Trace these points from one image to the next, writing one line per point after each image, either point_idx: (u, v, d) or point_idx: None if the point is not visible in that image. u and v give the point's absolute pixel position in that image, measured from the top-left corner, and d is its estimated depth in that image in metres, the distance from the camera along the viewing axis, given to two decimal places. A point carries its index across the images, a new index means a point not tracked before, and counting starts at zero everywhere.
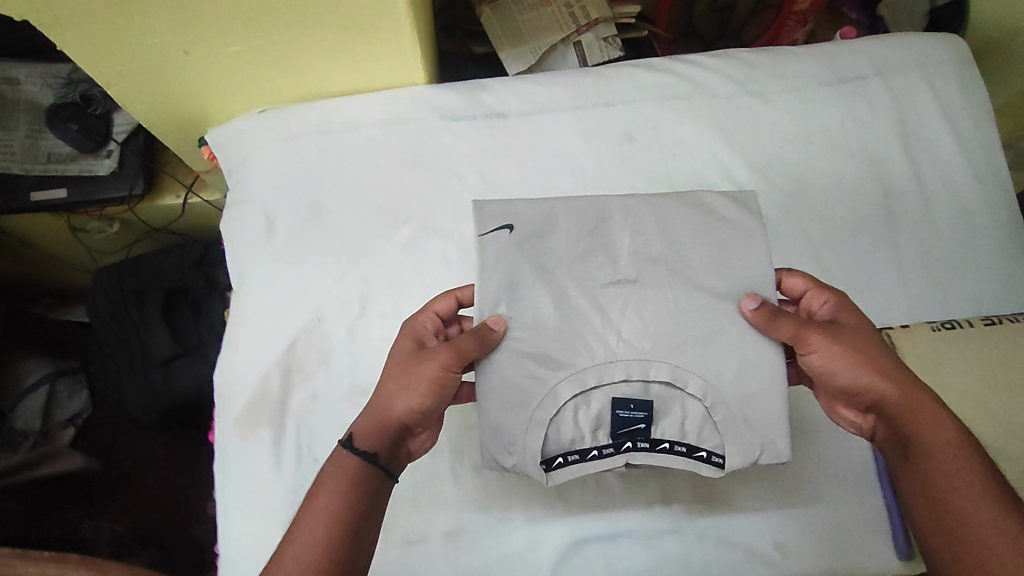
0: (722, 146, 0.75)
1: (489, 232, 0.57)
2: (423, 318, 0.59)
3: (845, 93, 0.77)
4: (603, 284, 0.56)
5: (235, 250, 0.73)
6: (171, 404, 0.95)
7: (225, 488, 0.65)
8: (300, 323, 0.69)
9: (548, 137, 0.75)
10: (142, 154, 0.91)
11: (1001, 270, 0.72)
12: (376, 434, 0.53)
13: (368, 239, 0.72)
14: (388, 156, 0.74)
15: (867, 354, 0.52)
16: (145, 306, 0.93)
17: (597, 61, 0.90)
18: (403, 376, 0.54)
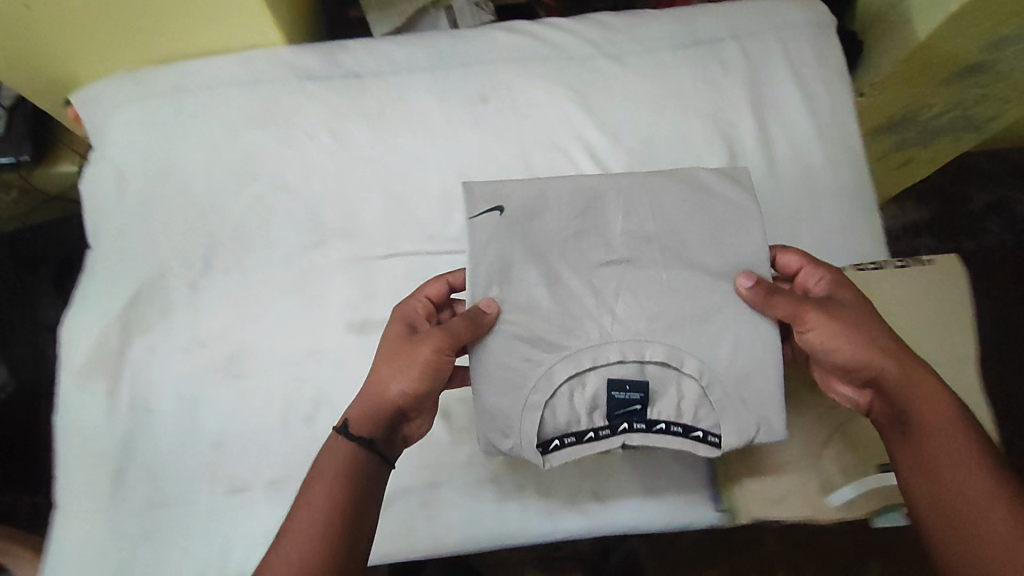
0: (577, 107, 0.94)
1: (479, 214, 0.71)
2: (410, 305, 0.74)
3: (596, 69, 0.96)
4: (598, 264, 0.71)
5: (102, 212, 0.92)
6: (37, 373, 1.18)
7: (62, 417, 0.84)
8: (145, 273, 0.88)
9: (405, 100, 0.94)
10: (29, 123, 1.11)
11: (838, 212, 0.91)
12: (373, 413, 0.68)
13: (218, 194, 0.91)
14: (238, 117, 0.92)
15: (872, 336, 0.67)
16: (36, 275, 1.18)
17: (469, 24, 1.14)
18: (392, 363, 0.69)
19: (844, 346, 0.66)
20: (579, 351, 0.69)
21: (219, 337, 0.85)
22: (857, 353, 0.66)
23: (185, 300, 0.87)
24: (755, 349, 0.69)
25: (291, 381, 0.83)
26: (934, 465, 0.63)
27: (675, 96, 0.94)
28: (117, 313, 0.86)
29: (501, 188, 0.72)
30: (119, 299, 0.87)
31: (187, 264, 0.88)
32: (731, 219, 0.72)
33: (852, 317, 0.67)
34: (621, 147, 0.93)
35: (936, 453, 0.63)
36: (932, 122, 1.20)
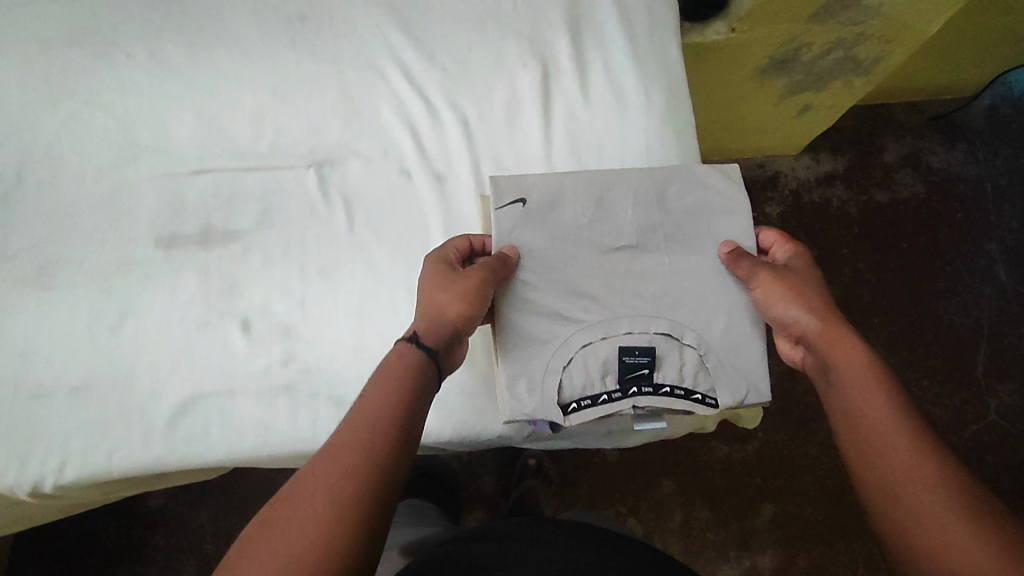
0: (466, 31, 0.77)
1: (503, 206, 0.61)
2: (444, 248, 0.60)
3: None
4: (608, 249, 0.61)
5: None
6: None
7: None
8: None
9: (221, 19, 0.78)
10: None
11: (670, 135, 0.74)
12: (437, 332, 0.54)
13: (31, 111, 0.74)
14: (57, 33, 0.76)
15: (811, 291, 0.56)
16: None
17: None
18: (444, 286, 0.56)
19: (785, 305, 0.56)
20: (608, 320, 0.59)
21: (28, 248, 0.70)
22: (794, 312, 0.55)
23: None
24: (749, 318, 0.60)
25: (97, 293, 0.69)
26: (870, 432, 0.49)
27: (515, 3, 0.78)
28: None
29: (525, 180, 0.62)
30: None
31: None
32: (722, 208, 0.63)
33: (806, 275, 0.58)
34: (472, 75, 0.76)
35: (866, 417, 0.49)
36: (804, 58, 1.16)
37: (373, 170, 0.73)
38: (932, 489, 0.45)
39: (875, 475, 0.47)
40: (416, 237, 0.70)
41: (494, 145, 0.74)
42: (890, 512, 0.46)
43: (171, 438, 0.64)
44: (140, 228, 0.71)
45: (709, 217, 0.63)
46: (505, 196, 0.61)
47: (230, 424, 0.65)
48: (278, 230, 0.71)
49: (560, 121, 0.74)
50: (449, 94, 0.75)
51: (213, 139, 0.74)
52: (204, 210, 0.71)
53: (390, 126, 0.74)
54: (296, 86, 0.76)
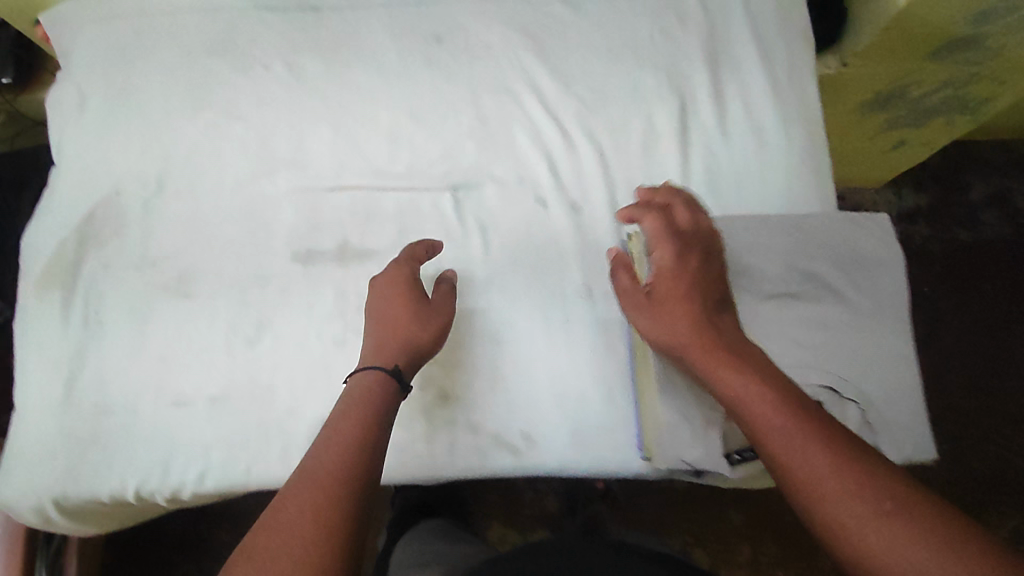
0: (604, 63, 0.77)
1: (654, 252, 0.61)
2: (403, 274, 0.63)
3: (551, 13, 0.78)
4: (762, 298, 0.60)
5: (58, 133, 0.76)
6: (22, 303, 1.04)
7: (24, 345, 0.70)
8: (98, 196, 0.73)
9: (359, 35, 0.77)
10: (13, 43, 0.99)
11: (809, 178, 0.72)
12: (405, 354, 0.59)
13: (173, 118, 0.75)
14: (199, 42, 0.77)
15: (683, 303, 0.55)
16: (19, 195, 1.06)
17: None
18: (408, 304, 0.62)
19: (670, 327, 0.55)
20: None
21: (168, 256, 0.71)
22: (678, 331, 0.55)
23: (139, 219, 0.72)
24: (901, 373, 0.58)
25: (234, 305, 0.69)
26: (784, 466, 0.46)
27: (653, 36, 0.77)
28: (73, 243, 0.71)
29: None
30: (72, 232, 0.72)
31: (140, 180, 0.73)
32: (876, 257, 0.61)
33: (665, 277, 0.57)
34: (608, 106, 0.75)
35: (768, 446, 0.47)
36: (907, 95, 1.14)
37: (508, 197, 0.72)
38: (844, 498, 0.43)
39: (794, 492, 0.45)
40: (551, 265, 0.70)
41: (630, 178, 0.73)
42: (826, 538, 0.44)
43: None
44: (277, 241, 0.71)
45: (862, 267, 0.61)
46: None
47: None
48: None
49: (698, 157, 0.74)
50: (585, 124, 0.75)
51: (349, 157, 0.74)
52: (340, 226, 0.72)
53: (526, 153, 0.74)
54: (432, 106, 0.75)
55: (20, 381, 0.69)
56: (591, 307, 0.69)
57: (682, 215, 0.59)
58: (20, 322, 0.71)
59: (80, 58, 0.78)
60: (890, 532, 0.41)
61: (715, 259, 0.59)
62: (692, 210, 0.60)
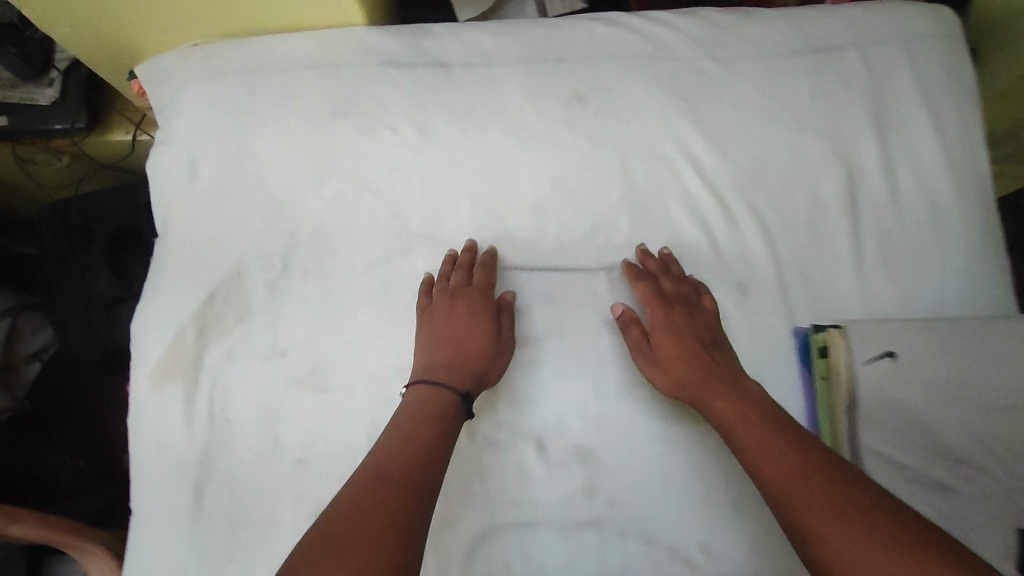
0: (763, 127, 0.70)
1: (869, 360, 0.58)
2: (466, 293, 0.65)
3: (702, 71, 0.72)
4: (993, 412, 0.56)
5: (165, 201, 0.69)
6: (107, 352, 0.98)
7: (140, 444, 0.64)
8: (218, 276, 0.66)
9: (496, 94, 0.71)
10: (86, 86, 0.92)
11: (985, 258, 0.68)
12: (474, 372, 0.61)
13: (297, 189, 0.69)
14: (320, 102, 0.70)
15: (686, 353, 0.61)
16: (90, 247, 0.98)
17: (558, 12, 0.79)
18: (480, 326, 0.63)
19: (668, 367, 0.61)
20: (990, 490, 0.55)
21: (299, 344, 0.65)
22: (677, 372, 0.60)
23: (266, 304, 0.66)
24: None
25: (376, 402, 0.63)
26: (777, 478, 0.49)
27: (814, 96, 0.71)
28: (192, 331, 0.65)
29: (893, 329, 0.59)
30: (191, 317, 0.65)
31: (265, 260, 0.67)
32: None
33: (664, 333, 0.62)
34: (768, 176, 0.70)
35: (760, 470, 0.51)
36: None
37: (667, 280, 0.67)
38: (825, 508, 0.45)
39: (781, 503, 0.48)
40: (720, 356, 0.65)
41: (797, 257, 0.68)
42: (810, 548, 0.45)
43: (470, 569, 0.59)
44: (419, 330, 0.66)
45: None
46: (870, 349, 0.58)
47: (531, 558, 0.60)
48: (570, 339, 0.66)
49: (868, 233, 0.69)
50: (744, 197, 0.69)
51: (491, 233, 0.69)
52: None
53: (682, 229, 0.69)
54: (579, 176, 0.70)
55: (138, 484, 0.63)
56: None
57: (668, 280, 0.65)
58: (133, 418, 0.64)
59: (184, 119, 0.70)
60: (860, 536, 0.43)
61: (708, 317, 0.64)
62: (676, 274, 0.66)
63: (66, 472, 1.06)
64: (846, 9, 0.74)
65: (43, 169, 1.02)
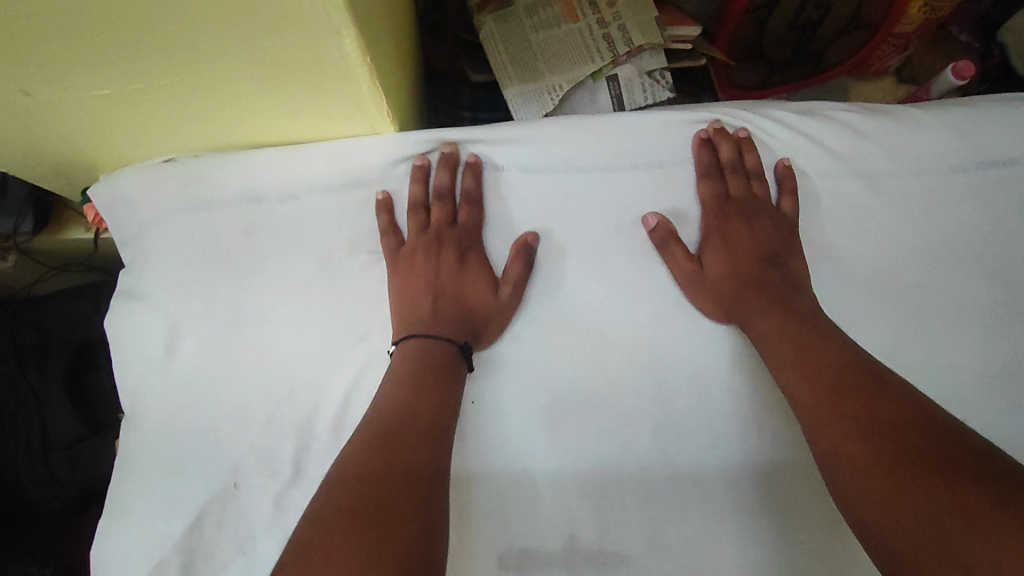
0: (910, 264, 0.55)
1: None
2: (463, 211, 0.55)
3: (831, 191, 0.57)
4: None
5: (138, 371, 0.53)
6: (79, 492, 0.80)
7: None
8: (212, 484, 0.50)
9: (569, 216, 0.56)
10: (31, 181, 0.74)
11: None
12: (469, 329, 0.53)
13: (311, 361, 0.52)
14: (345, 240, 0.55)
15: (738, 275, 0.54)
16: (44, 369, 0.80)
17: (637, 105, 0.62)
18: (475, 280, 0.54)
19: (708, 276, 0.54)
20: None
21: None
22: (716, 282, 0.54)
23: (272, 527, 0.49)
24: None
25: None
26: (813, 411, 0.45)
27: (978, 225, 0.56)
28: (176, 559, 0.48)
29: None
30: (176, 543, 0.49)
31: (271, 464, 0.50)
32: None
33: (716, 249, 0.55)
34: (925, 328, 0.54)
35: (796, 398, 0.47)
36: None
37: (802, 470, 0.51)
38: (863, 444, 0.42)
39: (823, 435, 0.44)
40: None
41: None
42: (841, 479, 0.42)
43: None
44: (481, 544, 0.50)
45: None
46: None
47: None
48: (680, 560, 0.49)
49: None
50: (894, 356, 0.54)
51: (569, 407, 0.52)
52: (566, 517, 0.50)
53: None
54: (678, 332, 0.54)
55: None
56: None
57: (736, 178, 0.57)
58: None
59: (165, 265, 0.54)
60: (901, 472, 0.39)
61: (779, 226, 0.55)
62: (749, 168, 0.57)
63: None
64: (1010, 106, 0.58)
65: None
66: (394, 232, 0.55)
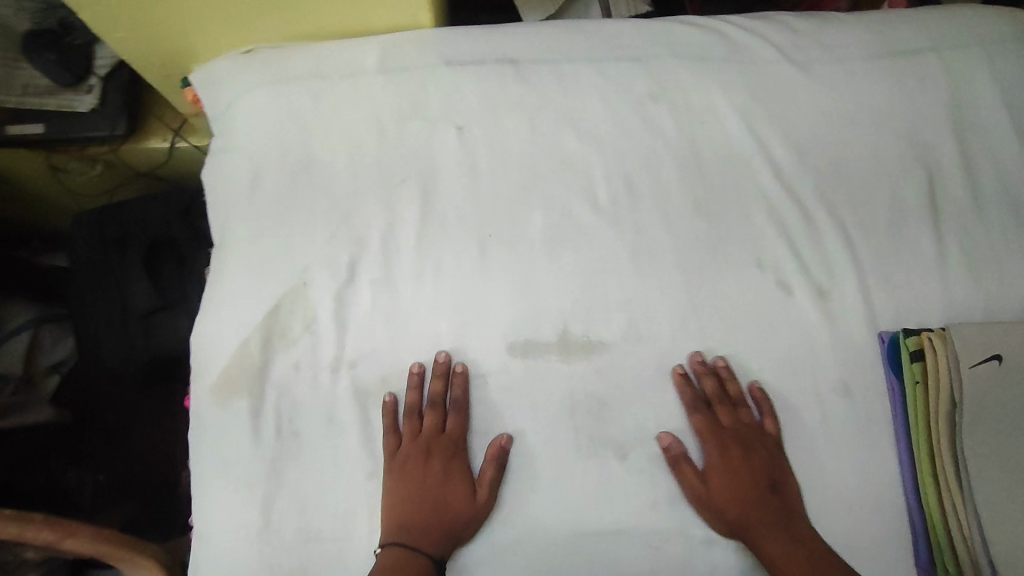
0: (835, 130, 0.70)
1: (976, 364, 0.56)
2: (394, 420, 0.62)
3: (777, 74, 0.71)
4: None
5: (224, 202, 0.68)
6: (149, 359, 0.94)
7: (200, 457, 0.62)
8: (286, 284, 0.64)
9: (566, 90, 0.70)
10: (125, 92, 0.90)
11: None
12: (450, 547, 0.59)
13: (363, 196, 0.67)
14: (387, 108, 0.69)
15: (744, 481, 0.60)
16: (126, 255, 0.95)
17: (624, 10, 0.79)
18: (453, 486, 0.60)
19: (737, 504, 0.59)
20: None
21: (371, 354, 0.63)
22: (745, 514, 0.59)
23: (333, 315, 0.64)
24: None
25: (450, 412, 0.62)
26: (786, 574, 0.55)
27: (893, 100, 0.70)
28: (258, 335, 0.63)
29: (990, 332, 0.57)
30: (257, 326, 0.63)
31: (332, 269, 0.65)
32: None
33: (721, 474, 0.60)
34: (845, 179, 0.69)
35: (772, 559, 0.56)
36: None
37: (746, 282, 0.66)
38: None
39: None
40: (793, 363, 0.64)
41: (880, 264, 0.67)
42: None
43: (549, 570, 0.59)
44: (492, 334, 0.64)
45: None
46: (974, 353, 0.57)
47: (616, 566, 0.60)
48: (648, 347, 0.64)
49: (953, 237, 0.67)
50: (823, 199, 0.68)
51: (564, 234, 0.67)
52: (561, 315, 0.65)
53: (761, 232, 0.67)
54: (649, 178, 0.68)
55: (200, 490, 0.61)
56: (853, 408, 0.63)
57: (723, 407, 0.62)
58: (196, 431, 0.62)
59: (247, 126, 0.69)
60: None
61: (768, 443, 0.61)
62: (733, 404, 0.63)
63: (87, 488, 0.97)
64: (919, 14, 0.73)
65: (76, 178, 1.01)
66: (394, 432, 0.62)
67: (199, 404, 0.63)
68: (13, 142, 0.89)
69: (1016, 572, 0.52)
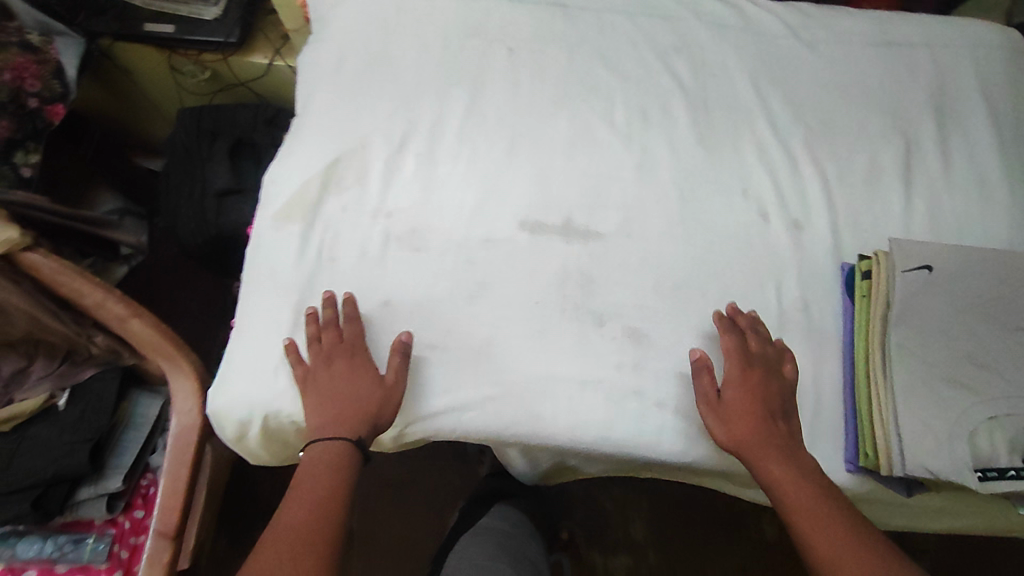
0: (830, 96, 0.81)
1: (910, 270, 0.67)
2: (295, 347, 0.69)
3: (786, 47, 0.83)
4: (1010, 328, 0.65)
5: (310, 81, 0.83)
6: (216, 234, 1.09)
7: (252, 267, 0.75)
8: (347, 145, 0.78)
9: (603, 35, 0.84)
10: (243, 10, 1.09)
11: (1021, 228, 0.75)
12: (373, 430, 0.66)
13: (423, 89, 0.81)
14: (455, 26, 0.84)
15: (757, 406, 0.65)
16: (214, 144, 1.12)
17: None
18: (364, 377, 0.67)
19: (747, 425, 0.64)
20: (1008, 396, 0.62)
21: (405, 209, 0.76)
22: (753, 436, 0.64)
23: (380, 174, 0.77)
24: None
25: (459, 262, 0.73)
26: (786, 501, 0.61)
27: (883, 79, 0.81)
28: (317, 179, 0.76)
29: (925, 249, 0.68)
30: (317, 171, 0.77)
31: (387, 138, 0.79)
32: None
33: (738, 390, 0.66)
34: (832, 135, 0.79)
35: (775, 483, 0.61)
36: None
37: (730, 205, 0.76)
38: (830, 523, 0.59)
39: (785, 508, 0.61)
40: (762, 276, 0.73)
41: (851, 208, 0.76)
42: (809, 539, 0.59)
43: (520, 404, 0.68)
44: (508, 209, 0.76)
45: None
46: (911, 261, 0.67)
47: (577, 412, 0.68)
48: (637, 242, 0.75)
49: (920, 195, 0.77)
50: (809, 149, 0.79)
51: (582, 144, 0.79)
52: (567, 205, 0.76)
53: (750, 167, 0.78)
54: (661, 111, 0.80)
55: (247, 292, 0.74)
56: (807, 318, 0.71)
57: (755, 340, 0.68)
58: (253, 247, 0.75)
59: (340, 26, 0.85)
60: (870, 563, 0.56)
61: (782, 377, 0.67)
62: (763, 339, 0.68)
63: None
64: (917, 18, 0.85)
65: (187, 80, 1.19)
66: (300, 362, 0.68)
67: (260, 226, 0.76)
68: (146, 37, 1.08)
69: (919, 442, 0.61)
